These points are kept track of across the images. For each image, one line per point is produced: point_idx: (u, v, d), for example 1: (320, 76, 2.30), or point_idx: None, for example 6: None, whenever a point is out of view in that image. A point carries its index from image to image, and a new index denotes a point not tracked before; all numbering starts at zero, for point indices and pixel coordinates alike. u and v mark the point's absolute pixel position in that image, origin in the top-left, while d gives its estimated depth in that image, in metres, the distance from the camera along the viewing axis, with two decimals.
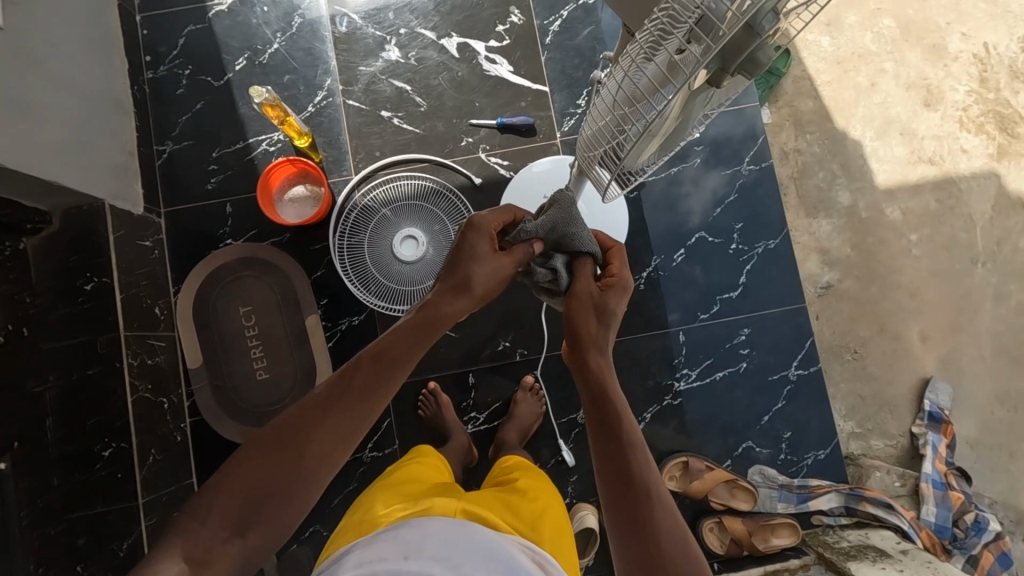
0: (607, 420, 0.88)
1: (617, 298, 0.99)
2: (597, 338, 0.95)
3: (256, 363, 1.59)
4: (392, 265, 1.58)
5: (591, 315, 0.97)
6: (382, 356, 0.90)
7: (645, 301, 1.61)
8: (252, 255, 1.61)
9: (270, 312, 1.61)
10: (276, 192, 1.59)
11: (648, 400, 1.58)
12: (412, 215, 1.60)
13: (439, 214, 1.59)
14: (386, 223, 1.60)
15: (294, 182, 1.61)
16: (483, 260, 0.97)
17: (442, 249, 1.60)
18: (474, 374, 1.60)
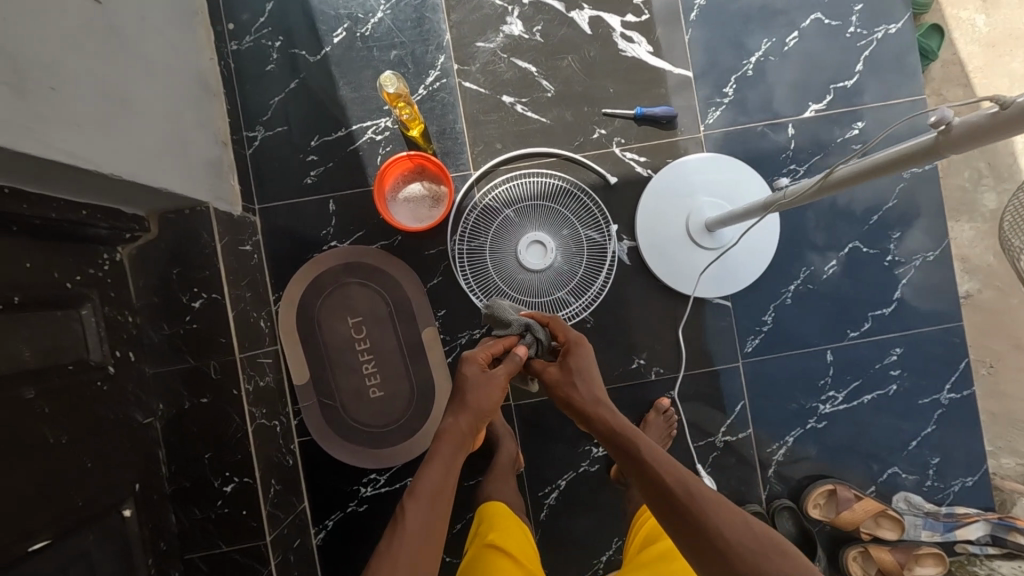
0: (619, 445, 1.03)
1: (581, 353, 1.17)
2: (586, 393, 1.12)
3: (367, 380, 1.45)
4: (517, 274, 1.42)
5: (572, 379, 1.14)
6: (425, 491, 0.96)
7: (791, 317, 1.48)
8: (359, 260, 1.44)
9: (380, 323, 1.45)
10: (390, 190, 1.41)
11: (790, 422, 1.48)
12: (539, 217, 1.43)
13: (569, 217, 1.43)
14: (510, 227, 1.43)
15: (409, 179, 1.42)
16: (478, 381, 1.12)
17: (572, 256, 1.44)
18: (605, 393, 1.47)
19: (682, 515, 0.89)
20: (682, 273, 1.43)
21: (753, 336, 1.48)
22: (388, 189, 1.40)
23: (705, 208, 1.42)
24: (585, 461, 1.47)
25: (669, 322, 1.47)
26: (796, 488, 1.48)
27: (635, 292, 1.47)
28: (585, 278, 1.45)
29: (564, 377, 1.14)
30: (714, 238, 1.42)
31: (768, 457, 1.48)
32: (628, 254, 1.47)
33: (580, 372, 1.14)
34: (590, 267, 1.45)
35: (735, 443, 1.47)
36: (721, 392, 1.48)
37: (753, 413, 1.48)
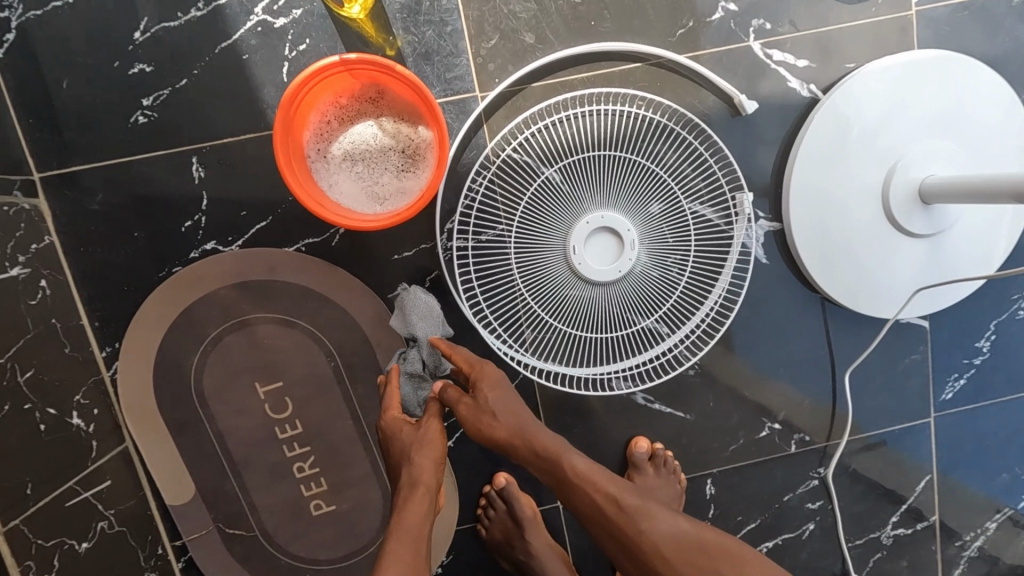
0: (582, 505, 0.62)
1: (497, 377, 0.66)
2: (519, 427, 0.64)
3: (303, 488, 0.80)
4: (571, 292, 0.76)
5: (492, 412, 0.65)
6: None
7: (1021, 342, 0.88)
8: (265, 277, 0.74)
9: (319, 390, 0.78)
10: (314, 138, 0.68)
11: (996, 502, 0.93)
12: (612, 182, 0.74)
13: (670, 181, 0.75)
14: (558, 203, 0.74)
15: (354, 113, 0.68)
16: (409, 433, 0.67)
17: (670, 253, 0.77)
18: (714, 479, 0.88)
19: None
20: (865, 282, 0.80)
21: (958, 375, 0.89)
22: (310, 136, 0.68)
23: (918, 161, 0.76)
24: None
25: (821, 357, 0.86)
26: None
27: (771, 311, 0.84)
28: (691, 292, 0.80)
29: (478, 402, 0.65)
30: (934, 217, 0.77)
31: (956, 553, 0.94)
32: (764, 245, 0.82)
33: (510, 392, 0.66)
34: (701, 271, 0.80)
35: (911, 538, 0.93)
36: (896, 464, 0.91)
37: (943, 491, 0.92)
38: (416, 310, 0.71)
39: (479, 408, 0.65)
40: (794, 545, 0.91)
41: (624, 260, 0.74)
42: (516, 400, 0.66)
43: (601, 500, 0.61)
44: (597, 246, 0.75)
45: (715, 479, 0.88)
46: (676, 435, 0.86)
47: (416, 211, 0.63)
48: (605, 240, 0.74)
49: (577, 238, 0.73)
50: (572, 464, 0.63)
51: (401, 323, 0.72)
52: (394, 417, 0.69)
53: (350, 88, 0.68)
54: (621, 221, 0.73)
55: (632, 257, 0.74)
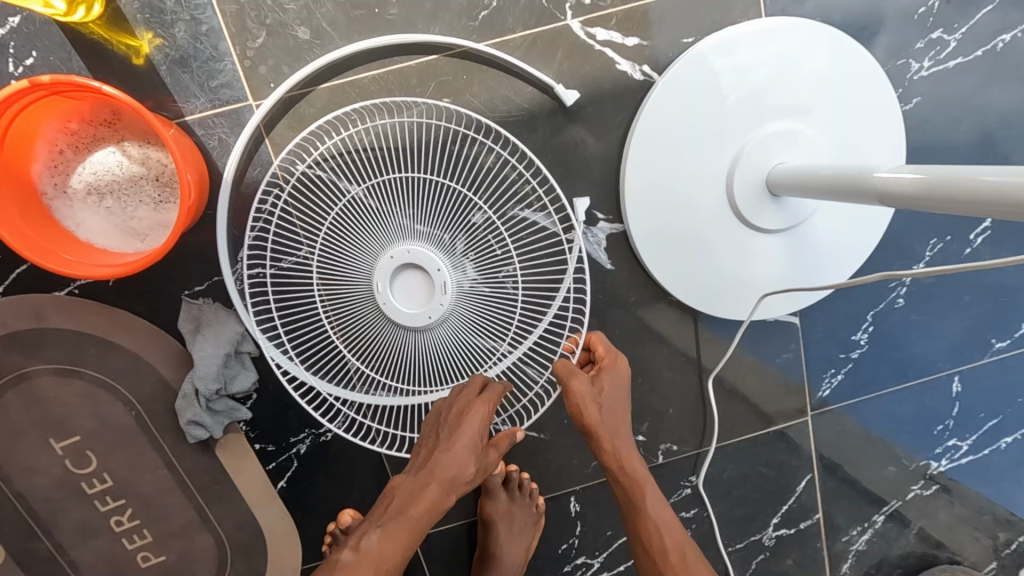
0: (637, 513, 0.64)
1: (616, 377, 0.66)
2: (607, 423, 0.64)
3: (124, 541, 0.75)
4: (380, 335, 0.65)
5: (602, 408, 0.64)
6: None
7: (899, 331, 0.83)
8: (41, 326, 0.68)
9: (124, 440, 0.72)
10: (47, 173, 0.59)
11: (882, 493, 0.89)
12: (421, 210, 0.63)
13: (487, 210, 0.63)
14: (354, 238, 0.63)
15: (89, 139, 0.60)
16: (454, 444, 0.60)
17: (497, 291, 0.66)
18: (578, 496, 0.83)
19: None
20: (718, 284, 0.72)
21: (836, 370, 0.83)
22: (41, 171, 0.59)
23: (765, 147, 0.67)
24: None
25: (685, 363, 0.80)
26: None
27: (624, 320, 0.77)
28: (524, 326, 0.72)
29: (591, 395, 0.64)
30: (787, 211, 0.69)
31: (844, 548, 0.91)
32: (608, 249, 0.74)
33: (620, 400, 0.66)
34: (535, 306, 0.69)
35: (795, 537, 0.89)
36: (775, 465, 0.85)
37: (826, 487, 0.88)
38: (211, 328, 0.68)
39: (592, 395, 0.64)
40: None
41: (435, 304, 0.62)
42: (624, 405, 0.66)
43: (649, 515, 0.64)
44: (404, 286, 0.63)
45: (580, 496, 0.83)
46: (532, 454, 0.81)
47: (163, 249, 0.54)
48: (415, 279, 0.63)
49: (380, 273, 0.62)
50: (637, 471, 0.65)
51: (191, 334, 0.69)
52: (460, 417, 0.60)
53: (77, 111, 0.59)
54: (432, 258, 0.62)
55: (444, 302, 0.63)
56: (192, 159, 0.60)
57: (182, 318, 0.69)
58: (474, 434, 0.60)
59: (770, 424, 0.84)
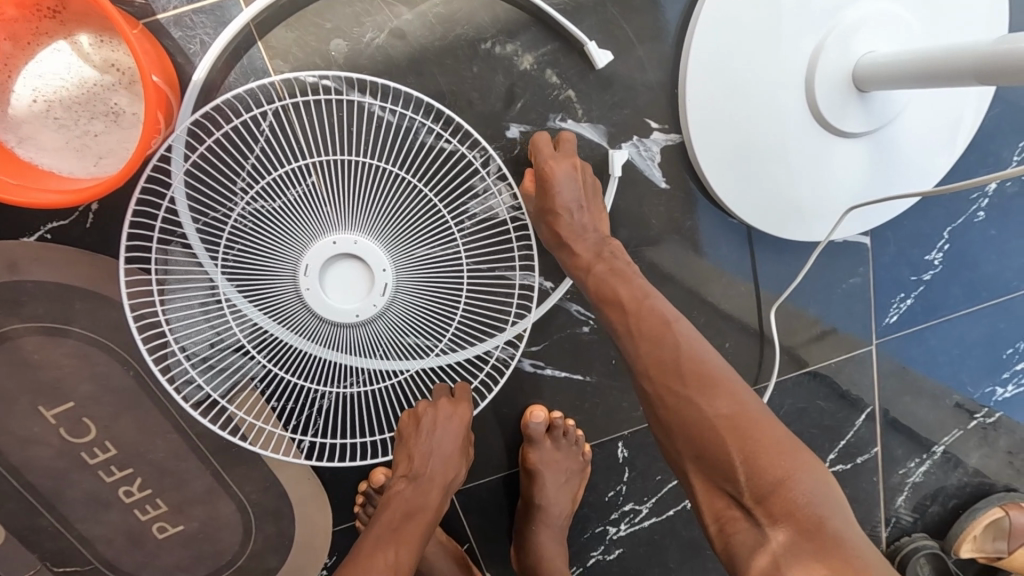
0: (631, 348, 0.53)
1: (565, 166, 0.57)
2: (569, 207, 0.57)
3: (137, 513, 0.68)
4: (307, 332, 0.61)
5: (565, 213, 0.57)
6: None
7: (977, 249, 0.75)
8: (12, 280, 0.59)
9: (125, 404, 0.64)
10: None
11: (945, 424, 0.84)
12: (364, 201, 0.59)
13: (433, 201, 0.58)
14: (288, 226, 0.58)
15: (34, 35, 0.49)
16: (438, 450, 0.63)
17: (437, 292, 0.63)
18: (626, 441, 0.76)
19: (669, 397, 0.50)
20: (788, 199, 0.63)
21: (905, 295, 0.75)
22: None
23: (853, 32, 0.57)
24: (597, 550, 0.81)
25: (745, 293, 0.72)
26: (938, 515, 0.89)
27: (681, 247, 0.68)
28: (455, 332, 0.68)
29: (546, 203, 0.58)
30: (871, 108, 0.59)
31: (900, 481, 0.86)
32: (663, 164, 0.64)
33: (585, 194, 0.58)
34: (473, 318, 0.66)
35: (851, 472, 0.84)
36: (836, 400, 0.79)
37: (886, 420, 0.82)
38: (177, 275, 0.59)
39: (544, 201, 0.58)
40: None
41: (368, 303, 0.59)
42: (590, 194, 0.58)
43: (627, 327, 0.53)
44: (338, 277, 0.59)
45: (628, 441, 0.76)
46: (575, 401, 0.73)
47: (124, 176, 0.45)
48: (353, 275, 0.59)
49: (314, 257, 0.58)
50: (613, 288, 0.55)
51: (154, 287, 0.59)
52: (438, 425, 0.63)
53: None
54: (379, 256, 0.59)
55: (379, 303, 0.60)
56: (155, 58, 0.50)
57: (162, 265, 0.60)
58: (457, 435, 0.63)
59: (803, 366, 0.77)
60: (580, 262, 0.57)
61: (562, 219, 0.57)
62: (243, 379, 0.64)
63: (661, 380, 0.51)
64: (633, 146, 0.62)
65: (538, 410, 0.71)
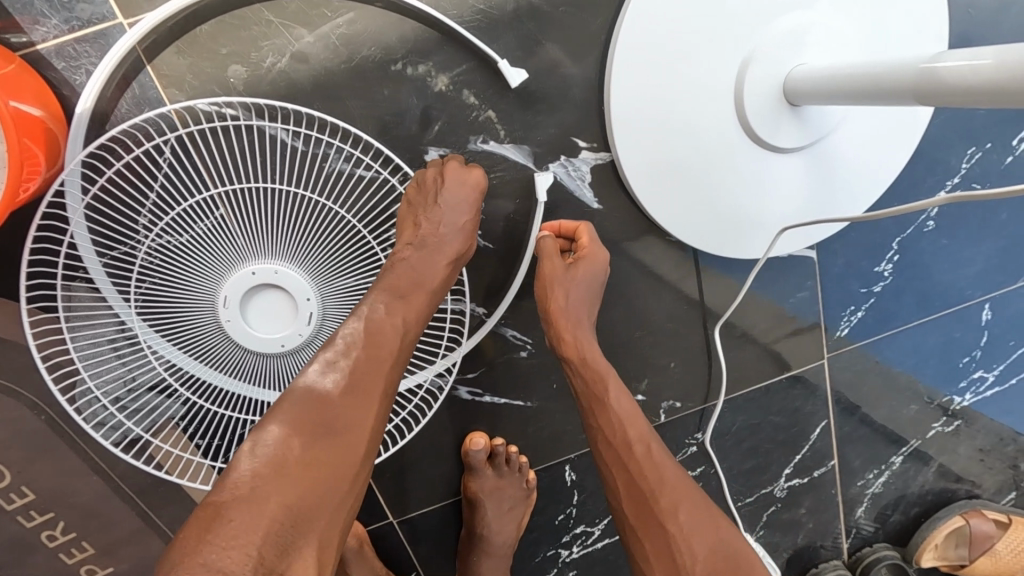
0: (658, 480, 0.50)
1: (594, 276, 0.59)
2: (583, 309, 0.58)
3: (60, 557, 0.66)
4: (229, 363, 0.57)
5: (576, 311, 0.58)
6: (288, 454, 0.41)
7: (928, 257, 0.73)
8: None
9: (39, 447, 0.61)
10: None
11: (902, 434, 0.82)
12: (280, 226, 0.54)
13: (355, 226, 0.54)
14: (200, 254, 0.53)
15: None
16: (454, 211, 0.54)
17: None
18: (573, 464, 0.74)
19: (692, 538, 0.47)
20: (724, 217, 0.61)
21: (856, 306, 0.73)
22: None
23: (782, 45, 0.54)
24: (550, 574, 0.79)
25: (688, 310, 0.69)
26: (899, 524, 0.88)
27: (617, 267, 0.66)
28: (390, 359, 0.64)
29: (564, 284, 0.58)
30: (806, 123, 0.56)
31: (859, 491, 0.85)
32: (593, 184, 0.62)
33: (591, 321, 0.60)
34: None
35: (808, 485, 0.83)
36: (789, 415, 0.77)
37: (841, 433, 0.80)
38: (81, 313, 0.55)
39: (562, 284, 0.58)
40: None
41: (293, 334, 0.56)
42: (592, 302, 0.59)
43: (653, 463, 0.51)
44: (261, 307, 0.55)
45: (575, 464, 0.74)
46: (517, 426, 0.71)
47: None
48: (274, 303, 0.55)
49: (232, 288, 0.54)
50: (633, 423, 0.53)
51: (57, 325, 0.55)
52: (460, 217, 0.54)
53: None
54: (300, 284, 0.55)
55: (305, 332, 0.56)
56: (27, 91, 0.46)
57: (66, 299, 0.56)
58: (471, 216, 0.55)
59: (785, 370, 0.75)
60: (595, 374, 0.56)
61: (567, 324, 0.58)
62: (160, 417, 0.60)
63: (687, 520, 0.48)
64: (552, 165, 0.60)
65: (480, 437, 0.69)
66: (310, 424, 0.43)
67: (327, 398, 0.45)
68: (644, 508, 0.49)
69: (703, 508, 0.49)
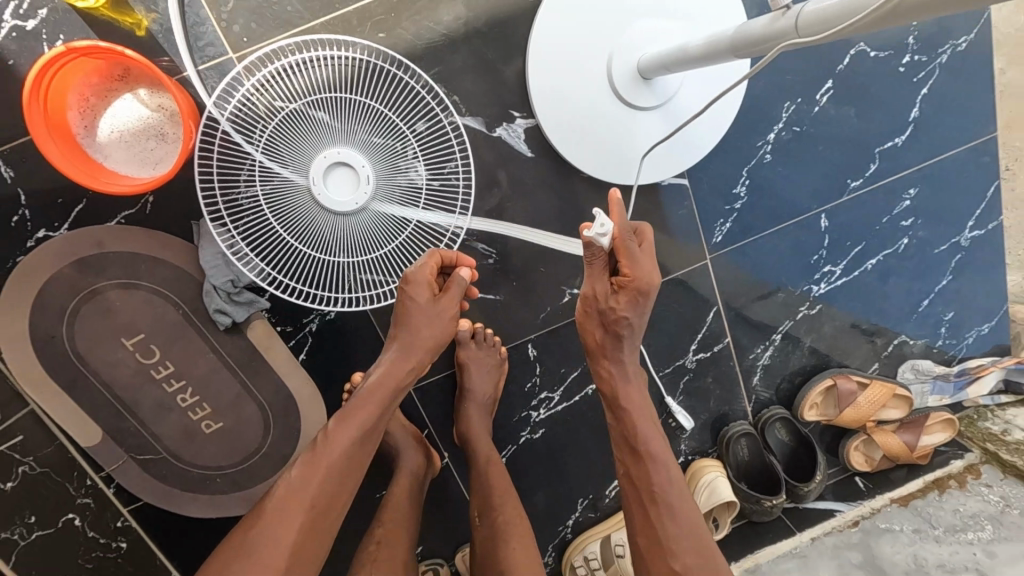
0: (654, 480, 0.81)
1: (625, 307, 0.78)
2: (612, 323, 0.81)
3: (192, 412, 0.98)
4: (309, 215, 0.81)
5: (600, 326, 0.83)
6: (255, 531, 0.67)
7: (774, 179, 1.03)
8: (97, 251, 0.89)
9: (175, 333, 0.94)
10: (79, 119, 0.79)
11: (778, 317, 1.12)
12: (349, 122, 0.81)
13: (395, 119, 0.81)
14: (296, 141, 0.80)
15: (108, 90, 0.80)
16: (424, 309, 0.80)
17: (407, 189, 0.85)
18: (533, 343, 1.06)
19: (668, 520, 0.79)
20: (613, 156, 0.93)
21: (724, 219, 1.04)
22: (74, 117, 0.78)
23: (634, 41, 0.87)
24: (525, 431, 1.11)
25: None
26: (788, 390, 1.18)
27: (549, 197, 0.98)
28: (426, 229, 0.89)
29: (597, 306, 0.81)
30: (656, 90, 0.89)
31: (753, 363, 1.15)
32: (527, 140, 0.95)
33: (638, 333, 0.83)
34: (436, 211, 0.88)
35: (711, 359, 1.13)
36: (688, 302, 1.08)
37: (730, 318, 1.11)
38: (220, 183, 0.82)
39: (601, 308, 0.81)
40: None
41: (357, 194, 0.80)
42: (634, 327, 0.81)
43: (650, 472, 0.81)
44: (335, 178, 0.80)
45: (536, 343, 1.06)
46: (491, 314, 1.03)
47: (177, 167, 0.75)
48: (344, 175, 0.80)
49: (316, 164, 0.79)
50: (647, 449, 0.82)
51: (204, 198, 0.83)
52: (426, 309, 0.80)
53: (98, 69, 0.79)
54: (361, 160, 0.80)
55: (365, 193, 0.81)
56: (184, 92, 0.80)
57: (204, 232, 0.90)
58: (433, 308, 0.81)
59: (678, 269, 1.06)
60: (603, 377, 0.85)
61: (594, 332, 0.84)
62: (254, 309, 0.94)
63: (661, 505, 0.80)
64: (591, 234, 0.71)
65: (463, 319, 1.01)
66: (279, 503, 0.69)
67: (290, 487, 0.70)
68: (651, 508, 0.80)
69: (683, 511, 0.80)
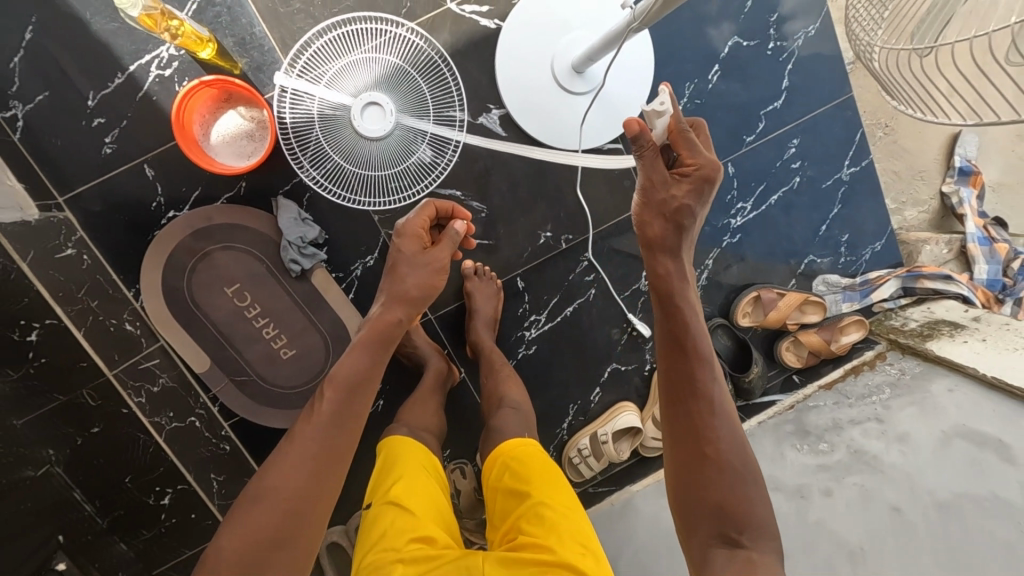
0: (684, 366, 0.95)
1: (683, 189, 1.01)
2: (665, 207, 1.02)
3: (273, 342, 1.32)
4: (350, 141, 1.22)
5: (657, 216, 1.03)
6: (284, 456, 0.91)
7: None
8: (207, 223, 1.26)
9: (261, 281, 1.30)
10: (200, 129, 1.19)
11: (707, 246, 1.47)
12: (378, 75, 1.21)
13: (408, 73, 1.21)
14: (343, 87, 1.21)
15: (218, 109, 1.20)
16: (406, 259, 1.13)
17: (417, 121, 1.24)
18: (521, 277, 1.42)
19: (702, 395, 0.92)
20: (561, 129, 1.30)
21: None
22: (198, 127, 1.18)
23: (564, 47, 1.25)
24: (521, 348, 1.45)
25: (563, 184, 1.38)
26: (725, 305, 1.51)
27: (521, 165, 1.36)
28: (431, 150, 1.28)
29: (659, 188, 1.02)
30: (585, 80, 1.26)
31: None
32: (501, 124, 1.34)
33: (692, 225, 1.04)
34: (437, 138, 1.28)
35: None
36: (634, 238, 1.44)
37: None
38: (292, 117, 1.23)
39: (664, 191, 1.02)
40: (587, 306, 1.45)
41: (382, 125, 1.20)
42: (691, 211, 1.02)
43: (685, 358, 0.95)
44: (369, 114, 1.20)
45: (523, 276, 1.42)
46: (487, 256, 1.39)
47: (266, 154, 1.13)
48: (374, 111, 1.21)
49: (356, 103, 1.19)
50: (693, 341, 0.96)
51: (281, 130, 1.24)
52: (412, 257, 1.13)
53: (212, 96, 1.19)
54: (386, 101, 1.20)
55: (388, 125, 1.21)
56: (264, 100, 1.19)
57: (280, 206, 1.28)
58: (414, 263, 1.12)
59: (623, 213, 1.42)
60: (661, 271, 1.02)
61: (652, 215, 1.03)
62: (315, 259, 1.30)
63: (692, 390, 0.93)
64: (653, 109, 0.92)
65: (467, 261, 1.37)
66: (299, 437, 0.93)
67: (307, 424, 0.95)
68: (680, 384, 0.94)
69: (714, 393, 0.93)
